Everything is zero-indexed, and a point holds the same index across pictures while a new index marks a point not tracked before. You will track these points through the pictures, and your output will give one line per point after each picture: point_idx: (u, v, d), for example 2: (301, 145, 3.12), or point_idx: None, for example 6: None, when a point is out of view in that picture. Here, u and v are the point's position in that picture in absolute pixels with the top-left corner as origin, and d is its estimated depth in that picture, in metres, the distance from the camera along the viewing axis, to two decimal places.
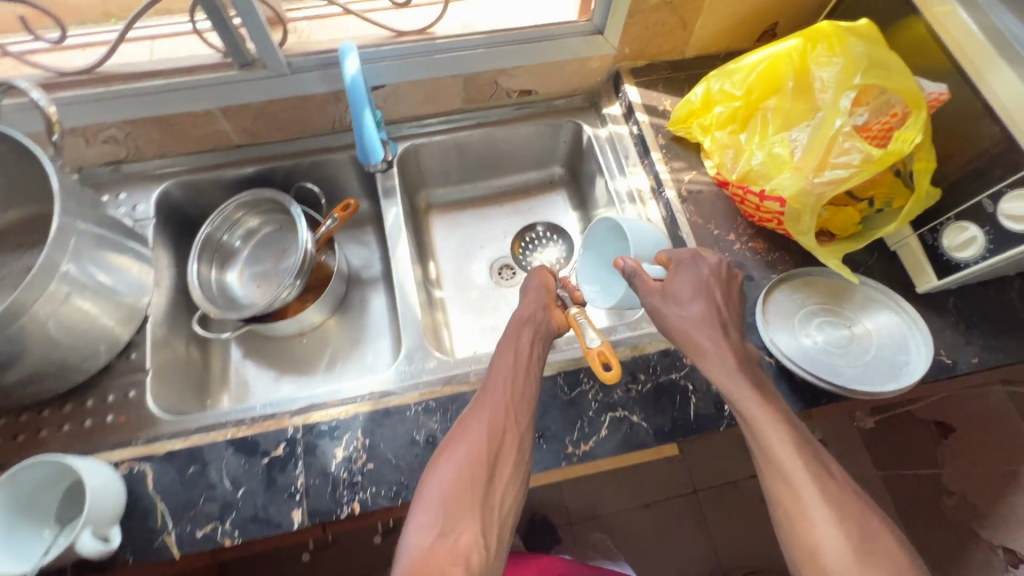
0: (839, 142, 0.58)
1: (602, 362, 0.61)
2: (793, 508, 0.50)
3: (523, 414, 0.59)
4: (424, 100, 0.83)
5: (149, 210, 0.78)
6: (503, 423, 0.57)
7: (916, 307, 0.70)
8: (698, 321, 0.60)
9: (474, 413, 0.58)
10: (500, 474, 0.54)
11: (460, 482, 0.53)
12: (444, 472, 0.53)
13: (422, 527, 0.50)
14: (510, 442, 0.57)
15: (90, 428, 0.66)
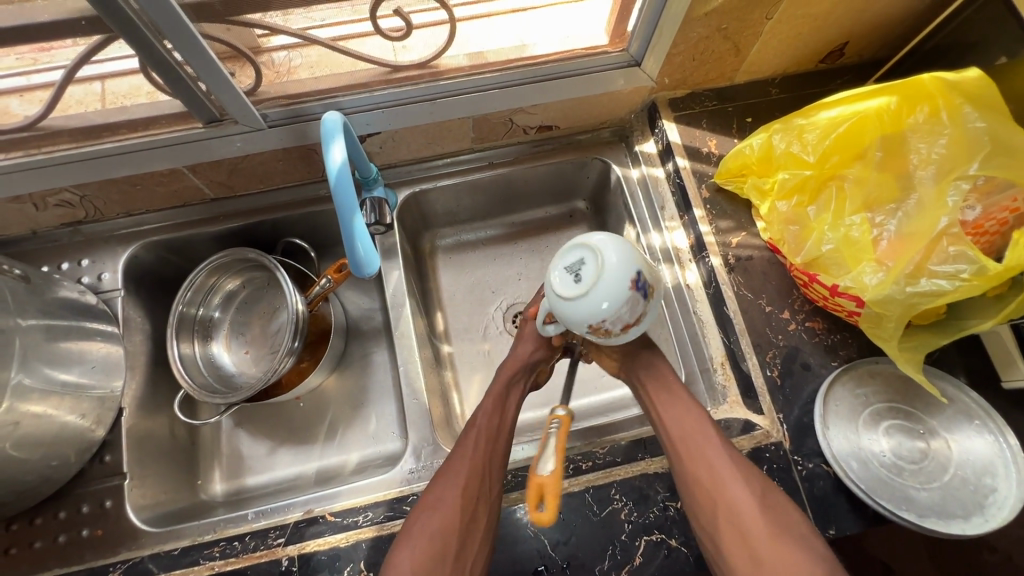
0: (943, 245, 0.47)
1: (535, 497, 0.52)
2: (712, 487, 0.52)
3: (487, 475, 0.54)
4: (427, 142, 0.72)
5: (117, 280, 0.69)
6: (478, 489, 0.53)
7: (999, 404, 0.60)
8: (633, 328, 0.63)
9: (443, 473, 0.55)
10: (472, 540, 0.51)
11: (430, 552, 0.50)
12: (415, 539, 0.51)
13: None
14: (483, 512, 0.53)
15: (66, 545, 0.59)
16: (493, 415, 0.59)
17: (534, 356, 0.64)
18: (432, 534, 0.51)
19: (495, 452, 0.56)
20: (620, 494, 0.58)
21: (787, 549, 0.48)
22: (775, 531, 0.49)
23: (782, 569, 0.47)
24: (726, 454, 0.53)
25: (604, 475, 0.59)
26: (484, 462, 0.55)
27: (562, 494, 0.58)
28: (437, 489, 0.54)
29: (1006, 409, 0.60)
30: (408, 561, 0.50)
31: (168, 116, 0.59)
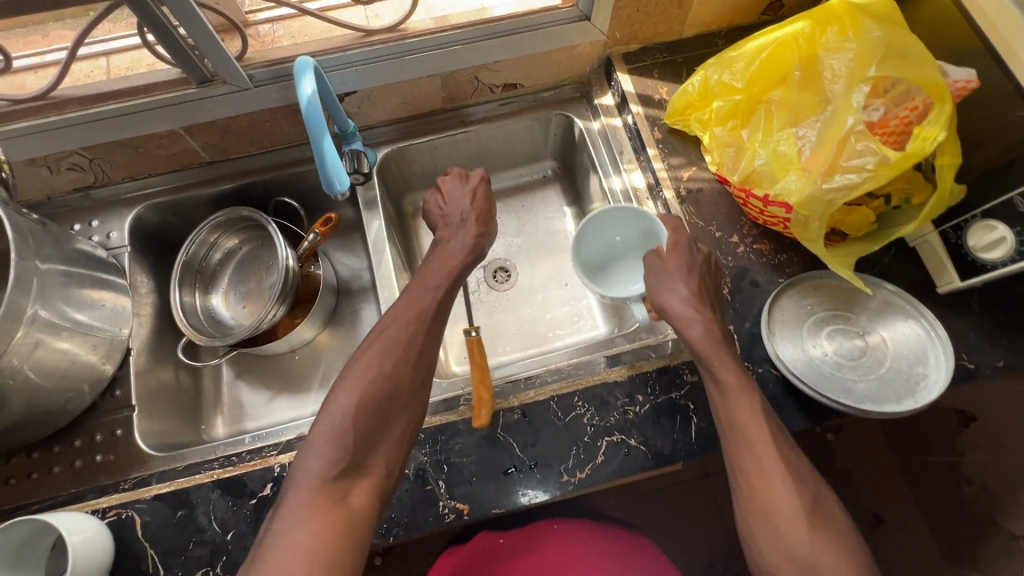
0: (852, 143, 0.52)
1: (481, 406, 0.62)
2: (752, 465, 0.51)
3: (429, 349, 0.59)
4: (402, 102, 0.79)
5: (123, 237, 0.76)
6: (423, 363, 0.57)
7: (936, 309, 0.64)
8: (693, 299, 0.59)
9: (384, 342, 0.57)
10: (408, 408, 0.55)
11: (372, 413, 0.53)
12: (353, 397, 0.53)
13: (322, 454, 0.50)
14: (422, 378, 0.57)
15: (81, 469, 0.65)
16: (439, 296, 0.62)
17: (473, 236, 0.69)
18: (373, 398, 0.53)
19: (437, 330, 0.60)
20: (583, 401, 0.63)
21: (824, 537, 0.49)
22: (814, 523, 0.49)
23: (813, 553, 0.48)
24: (774, 440, 0.52)
25: (568, 386, 0.64)
26: (428, 341, 0.59)
27: (529, 403, 0.63)
28: (379, 355, 0.56)
29: (942, 313, 0.64)
30: (346, 417, 0.52)
31: (166, 81, 0.67)
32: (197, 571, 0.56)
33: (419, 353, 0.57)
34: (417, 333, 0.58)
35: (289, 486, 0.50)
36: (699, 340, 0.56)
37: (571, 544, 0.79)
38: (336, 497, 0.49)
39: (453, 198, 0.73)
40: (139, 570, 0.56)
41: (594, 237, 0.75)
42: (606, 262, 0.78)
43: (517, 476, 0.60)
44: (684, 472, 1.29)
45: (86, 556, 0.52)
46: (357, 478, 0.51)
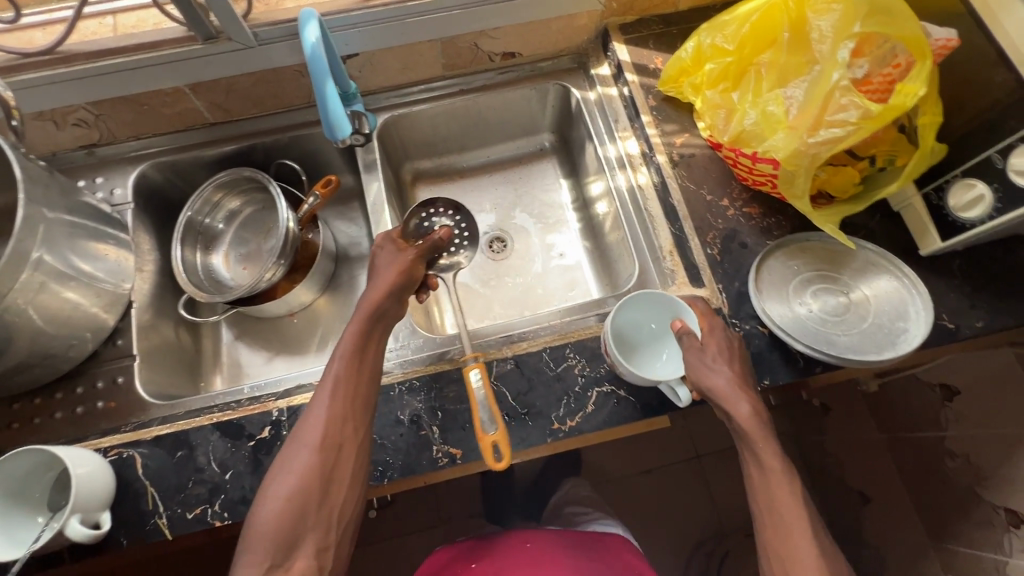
0: (836, 97, 0.54)
1: (491, 451, 0.58)
2: (775, 528, 0.52)
3: (348, 423, 0.54)
4: (403, 67, 0.81)
5: (126, 194, 0.77)
6: (339, 438, 0.53)
7: (919, 272, 0.66)
8: (736, 382, 0.56)
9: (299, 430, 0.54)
10: (335, 487, 0.52)
11: (291, 510, 0.50)
12: (272, 498, 0.50)
13: (250, 561, 0.48)
14: (347, 453, 0.54)
15: (82, 414, 0.66)
16: (352, 358, 0.57)
17: (389, 284, 0.63)
18: (290, 494, 0.50)
19: (358, 396, 0.56)
20: (574, 353, 0.65)
21: None
22: None
23: None
24: (801, 507, 0.52)
25: (560, 338, 0.66)
26: (344, 412, 0.55)
27: (522, 354, 0.65)
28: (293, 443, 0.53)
29: (926, 276, 0.66)
30: (266, 521, 0.49)
31: (172, 39, 0.68)
32: (195, 509, 0.58)
33: (336, 429, 0.54)
34: (331, 407, 0.54)
35: None
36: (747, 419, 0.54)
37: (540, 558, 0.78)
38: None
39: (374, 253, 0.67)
40: (139, 507, 0.58)
41: (634, 310, 0.66)
42: (636, 342, 0.67)
43: (510, 424, 0.61)
44: (676, 452, 1.31)
45: (90, 488, 0.53)
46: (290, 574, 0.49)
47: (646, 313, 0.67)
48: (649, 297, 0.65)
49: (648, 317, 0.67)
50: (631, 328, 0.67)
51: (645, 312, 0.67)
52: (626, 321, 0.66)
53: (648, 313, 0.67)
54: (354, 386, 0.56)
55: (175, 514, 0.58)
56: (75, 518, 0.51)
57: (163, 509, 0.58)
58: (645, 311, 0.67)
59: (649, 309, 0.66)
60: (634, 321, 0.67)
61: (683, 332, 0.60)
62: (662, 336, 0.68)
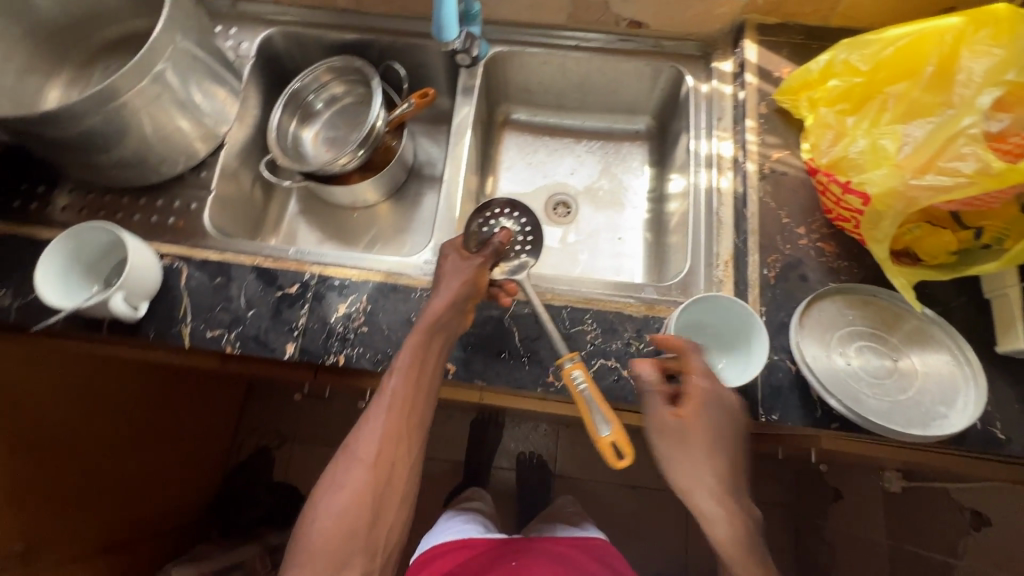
0: (958, 144, 0.50)
1: (610, 451, 0.54)
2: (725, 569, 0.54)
3: (398, 447, 0.58)
4: (530, 5, 0.81)
5: (251, 50, 0.84)
6: (390, 460, 0.58)
7: (988, 369, 0.60)
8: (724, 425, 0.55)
9: (353, 444, 0.58)
10: (384, 510, 0.57)
11: (342, 527, 0.56)
12: (325, 513, 0.56)
13: (304, 568, 0.55)
14: (398, 477, 0.58)
15: (155, 223, 0.74)
16: (409, 385, 0.58)
17: (452, 303, 0.61)
18: (342, 511, 0.56)
19: (409, 419, 0.59)
20: (592, 320, 0.64)
21: None
22: None
23: None
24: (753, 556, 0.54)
25: (583, 302, 0.66)
26: (395, 435, 0.58)
27: (542, 303, 0.65)
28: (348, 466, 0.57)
29: (994, 375, 0.59)
30: (320, 534, 0.56)
31: None
32: (215, 330, 0.64)
33: (388, 452, 0.58)
34: (384, 431, 0.58)
35: None
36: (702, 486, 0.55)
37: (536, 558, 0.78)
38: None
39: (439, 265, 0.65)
40: (171, 311, 0.64)
41: (698, 310, 0.60)
42: (694, 344, 0.62)
43: (508, 361, 0.63)
44: (664, 479, 1.28)
45: (139, 278, 0.60)
46: None
47: (711, 316, 0.61)
48: (716, 298, 0.59)
49: (711, 320, 0.61)
50: (691, 327, 0.62)
51: (710, 314, 0.61)
52: (685, 321, 0.61)
53: (713, 317, 0.61)
54: (407, 413, 0.58)
55: (197, 327, 0.63)
56: (120, 296, 0.58)
57: (189, 320, 0.64)
58: (710, 312, 0.61)
59: (716, 312, 0.60)
60: (695, 321, 0.62)
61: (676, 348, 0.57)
62: (726, 342, 0.61)
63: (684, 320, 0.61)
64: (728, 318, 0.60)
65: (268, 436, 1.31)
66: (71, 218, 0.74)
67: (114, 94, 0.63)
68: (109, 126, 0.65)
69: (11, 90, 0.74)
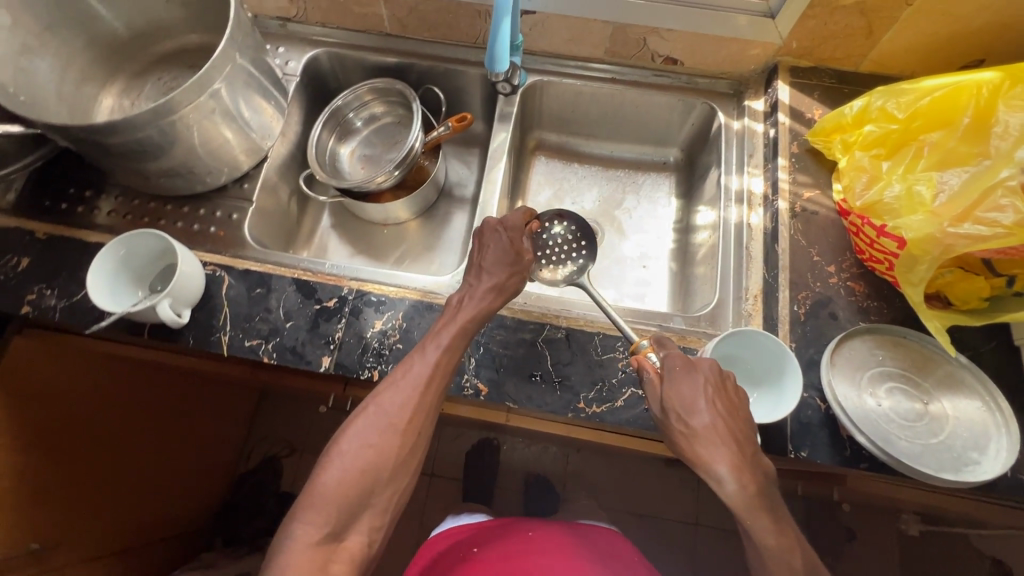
0: (995, 196, 0.51)
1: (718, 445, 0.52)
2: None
3: (430, 414, 0.58)
4: (569, 39, 0.84)
5: (297, 68, 0.87)
6: (417, 427, 0.57)
7: (1018, 415, 0.60)
8: (717, 437, 0.52)
9: (380, 404, 0.56)
10: (401, 474, 0.56)
11: (358, 481, 0.54)
12: (342, 465, 0.54)
13: (310, 521, 0.52)
14: (421, 443, 0.57)
15: (197, 231, 0.76)
16: (452, 349, 0.59)
17: (486, 292, 0.62)
18: (363, 466, 0.54)
19: (434, 392, 0.58)
20: (624, 348, 0.65)
21: None
22: None
23: None
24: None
25: (615, 329, 0.67)
26: (427, 404, 0.57)
27: (575, 329, 0.66)
28: (373, 422, 0.56)
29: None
30: (332, 485, 0.54)
31: None
32: (253, 340, 0.65)
33: (418, 416, 0.57)
34: (412, 398, 0.56)
35: (279, 549, 0.52)
36: (733, 499, 0.50)
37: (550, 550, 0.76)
38: (320, 562, 0.51)
39: (483, 232, 0.67)
40: (211, 319, 0.65)
41: (735, 344, 0.62)
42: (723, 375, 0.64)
43: (539, 385, 0.63)
44: (674, 508, 1.27)
45: (184, 285, 0.61)
46: (341, 548, 0.53)
47: (746, 351, 0.62)
48: (756, 334, 0.60)
49: (746, 355, 0.62)
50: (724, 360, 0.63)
51: (745, 348, 0.62)
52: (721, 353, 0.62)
53: (746, 351, 0.62)
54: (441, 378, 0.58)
55: (236, 337, 0.65)
56: (166, 302, 0.59)
57: (228, 329, 0.65)
58: (745, 346, 0.62)
59: (754, 347, 0.61)
60: (729, 355, 0.63)
61: (642, 366, 0.58)
62: (755, 378, 0.63)
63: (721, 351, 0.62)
64: (762, 355, 0.61)
65: (278, 445, 1.30)
66: (116, 222, 0.75)
67: (172, 108, 0.65)
68: (164, 138, 0.67)
69: (68, 98, 0.76)
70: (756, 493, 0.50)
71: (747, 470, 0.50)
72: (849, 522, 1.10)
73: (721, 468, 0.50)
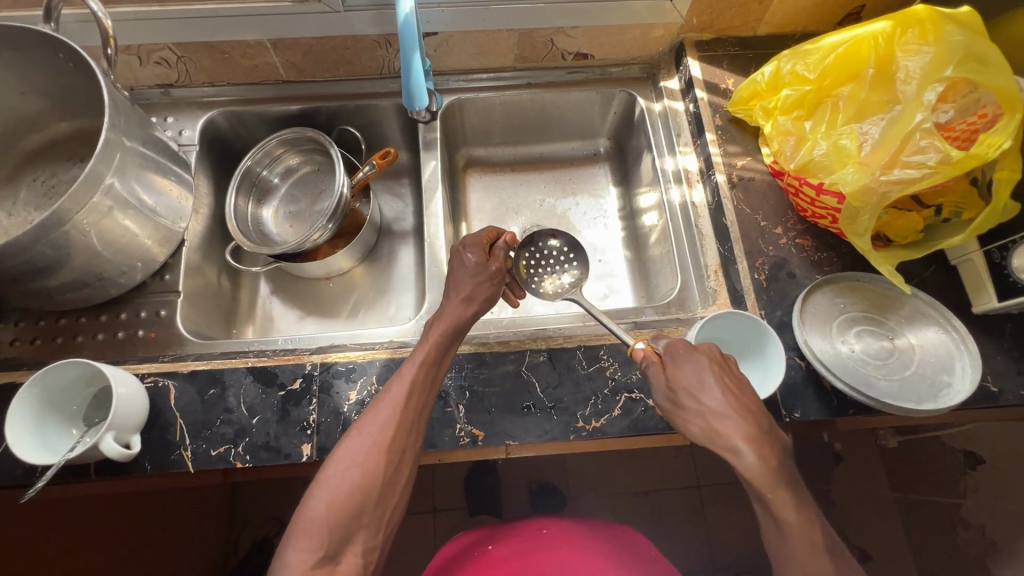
0: (916, 139, 0.55)
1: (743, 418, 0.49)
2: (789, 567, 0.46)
3: (415, 431, 0.55)
4: (477, 53, 0.82)
5: (193, 137, 0.80)
6: (403, 444, 0.53)
7: (968, 328, 0.64)
8: (733, 411, 0.48)
9: (363, 423, 0.53)
10: (390, 494, 0.52)
11: (346, 505, 0.50)
12: (327, 489, 0.50)
13: (302, 545, 0.48)
14: (409, 460, 0.54)
15: (123, 339, 0.69)
16: (429, 368, 0.57)
17: (457, 306, 0.61)
18: (350, 488, 0.50)
19: (417, 411, 0.55)
20: (608, 355, 0.65)
21: None
22: None
23: None
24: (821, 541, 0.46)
25: (595, 338, 0.66)
26: (412, 421, 0.55)
27: (556, 348, 0.65)
28: (357, 442, 0.52)
29: (975, 334, 0.64)
30: (318, 510, 0.49)
31: None
32: (220, 447, 0.59)
33: (403, 435, 0.53)
34: (392, 417, 0.53)
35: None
36: (753, 472, 0.46)
37: (568, 543, 0.73)
38: None
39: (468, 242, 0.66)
40: (166, 437, 0.59)
41: (726, 327, 0.63)
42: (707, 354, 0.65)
43: (535, 414, 0.62)
44: (676, 479, 1.29)
45: (126, 409, 0.55)
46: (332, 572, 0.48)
47: (734, 335, 0.63)
48: (751, 318, 0.61)
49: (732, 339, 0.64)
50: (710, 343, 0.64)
51: (733, 332, 0.63)
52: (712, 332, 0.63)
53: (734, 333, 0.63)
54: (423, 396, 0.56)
55: (199, 448, 0.59)
56: (110, 435, 0.53)
57: (189, 442, 0.59)
58: (734, 330, 0.63)
59: (744, 331, 0.63)
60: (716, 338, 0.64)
61: (646, 358, 0.56)
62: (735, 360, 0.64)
63: (715, 329, 0.63)
64: (748, 343, 0.63)
65: (267, 525, 1.20)
66: (25, 352, 0.67)
67: (62, 218, 0.57)
68: (58, 251, 0.59)
69: None
70: (775, 468, 0.46)
71: (763, 441, 0.47)
72: (836, 450, 1.16)
73: (738, 442, 0.47)
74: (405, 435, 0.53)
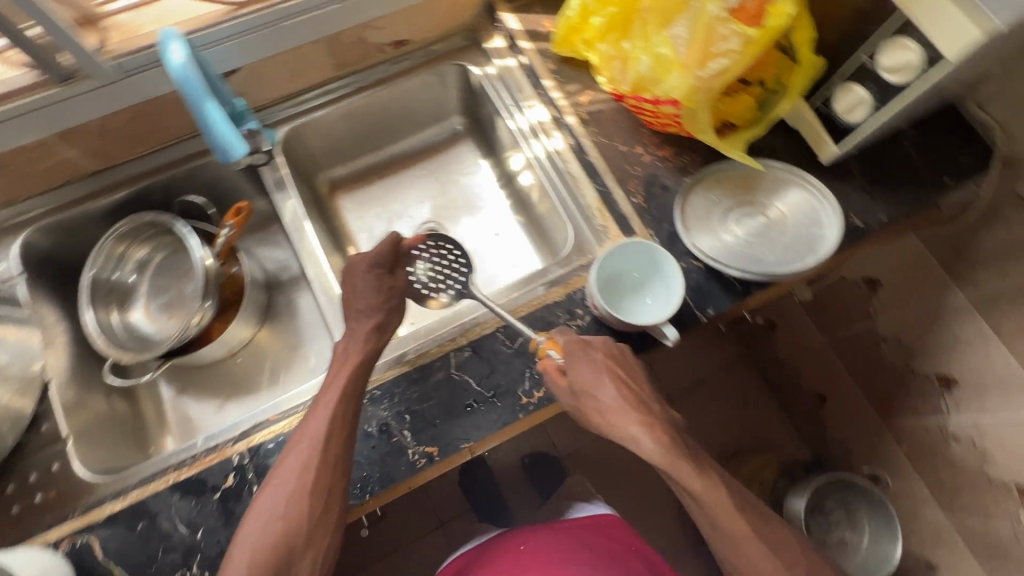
0: (718, 29, 0.57)
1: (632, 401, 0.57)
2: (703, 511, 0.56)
3: (338, 467, 0.54)
4: (291, 74, 0.77)
5: (11, 267, 0.70)
6: (325, 483, 0.54)
7: (823, 179, 0.71)
8: (621, 405, 0.56)
9: (281, 470, 0.54)
10: (319, 532, 0.53)
11: (272, 550, 0.51)
12: (250, 540, 0.52)
13: None
14: (335, 497, 0.54)
15: (20, 514, 0.60)
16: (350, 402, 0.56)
17: (369, 334, 0.60)
18: (274, 534, 0.52)
19: (339, 447, 0.55)
20: (526, 326, 0.65)
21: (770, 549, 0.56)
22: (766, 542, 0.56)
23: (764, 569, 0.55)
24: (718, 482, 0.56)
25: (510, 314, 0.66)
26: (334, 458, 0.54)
27: (477, 338, 0.64)
28: (275, 487, 0.53)
29: (830, 182, 0.71)
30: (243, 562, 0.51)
31: (21, 86, 0.61)
32: None
33: (325, 475, 0.54)
34: (310, 458, 0.54)
35: None
36: (652, 455, 0.54)
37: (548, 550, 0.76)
38: None
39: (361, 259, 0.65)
40: None
41: (619, 260, 0.65)
42: (619, 292, 0.66)
43: (480, 408, 0.61)
44: None
45: None
46: None
47: (629, 263, 0.66)
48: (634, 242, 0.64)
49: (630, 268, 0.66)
50: (614, 280, 0.66)
51: (627, 261, 0.66)
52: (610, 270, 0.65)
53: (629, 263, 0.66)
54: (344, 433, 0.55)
55: None
56: None
57: None
58: (626, 259, 0.66)
59: (635, 254, 0.65)
60: (616, 274, 0.66)
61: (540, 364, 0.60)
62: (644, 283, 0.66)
63: (611, 267, 0.65)
64: (644, 263, 0.65)
65: None
66: None
67: None
68: None
69: None
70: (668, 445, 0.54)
71: (657, 426, 0.55)
72: None
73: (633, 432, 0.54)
74: (326, 476, 0.53)
